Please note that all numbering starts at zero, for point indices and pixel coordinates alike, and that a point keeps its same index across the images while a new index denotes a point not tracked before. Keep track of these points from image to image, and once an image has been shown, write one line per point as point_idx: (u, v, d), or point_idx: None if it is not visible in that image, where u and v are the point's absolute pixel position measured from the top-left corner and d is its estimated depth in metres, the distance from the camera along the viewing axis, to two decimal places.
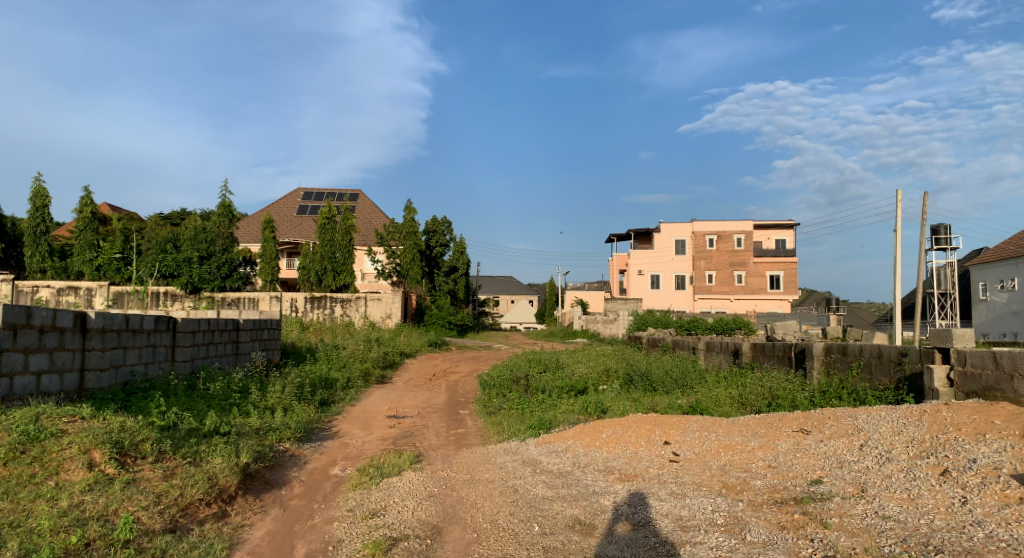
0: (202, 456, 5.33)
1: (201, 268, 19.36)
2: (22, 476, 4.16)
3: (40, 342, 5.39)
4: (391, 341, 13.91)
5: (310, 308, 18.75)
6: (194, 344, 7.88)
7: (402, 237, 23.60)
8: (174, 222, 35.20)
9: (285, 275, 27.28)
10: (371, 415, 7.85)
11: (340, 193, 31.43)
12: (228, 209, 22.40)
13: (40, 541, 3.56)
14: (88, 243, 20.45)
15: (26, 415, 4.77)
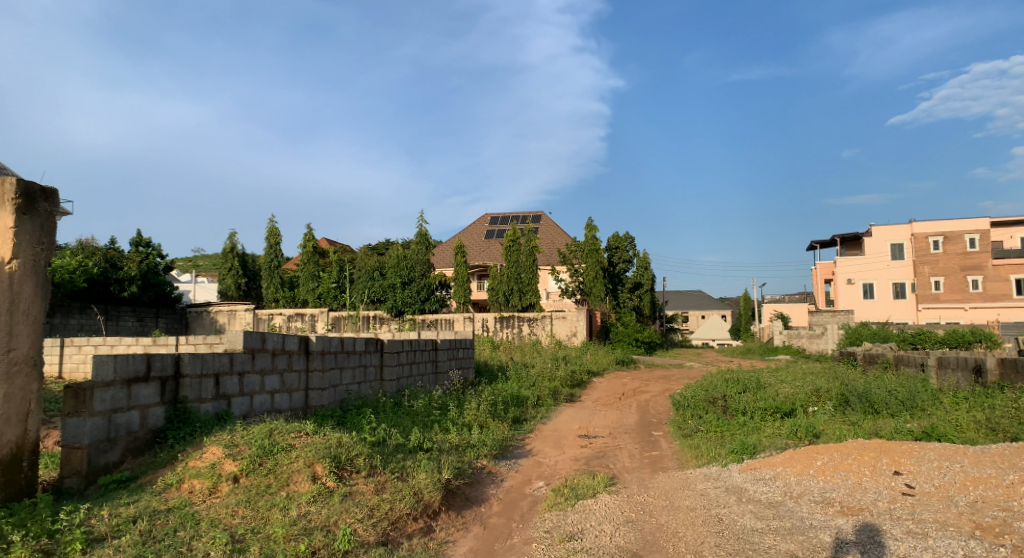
0: (408, 471, 5.67)
1: (404, 292, 21.08)
2: (261, 487, 4.90)
3: (272, 363, 6.30)
4: (578, 359, 14.04)
5: (500, 327, 19.57)
6: (399, 363, 8.50)
7: (585, 256, 23.77)
8: (380, 252, 38.97)
9: (476, 296, 28.86)
10: (563, 435, 7.89)
11: (524, 216, 32.80)
12: (425, 239, 23.62)
13: (276, 547, 4.28)
14: (311, 274, 23.28)
15: (262, 430, 5.51)
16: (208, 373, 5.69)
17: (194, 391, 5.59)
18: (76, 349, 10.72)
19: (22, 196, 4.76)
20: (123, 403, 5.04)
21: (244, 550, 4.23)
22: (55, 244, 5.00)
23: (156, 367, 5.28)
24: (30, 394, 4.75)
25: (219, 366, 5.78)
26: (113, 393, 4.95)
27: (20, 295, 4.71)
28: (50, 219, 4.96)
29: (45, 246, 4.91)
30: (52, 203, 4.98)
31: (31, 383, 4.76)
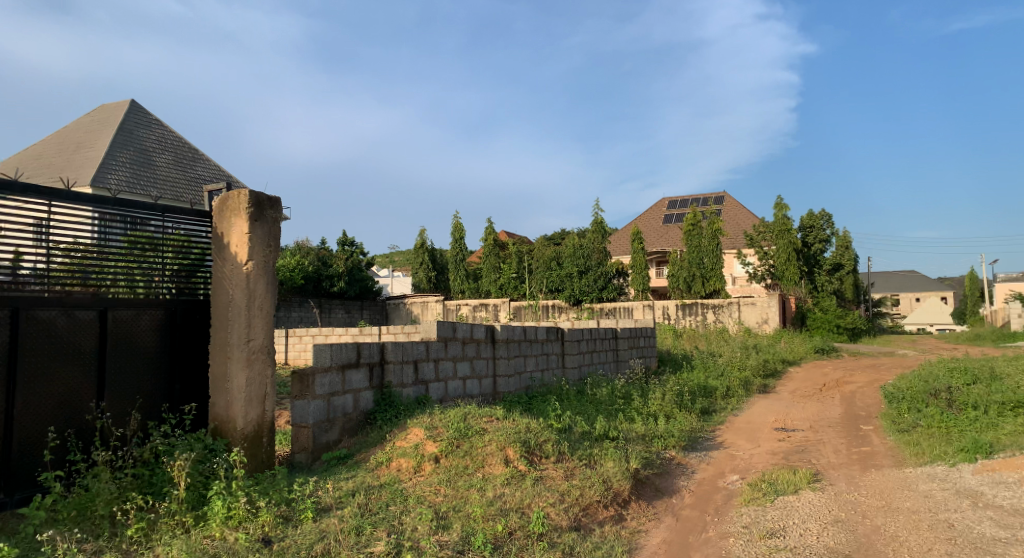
0: (596, 459, 5.71)
1: (581, 282, 21.62)
2: (459, 468, 5.22)
3: (463, 351, 6.68)
4: (771, 347, 13.29)
5: (682, 315, 19.36)
6: (580, 352, 8.60)
7: (774, 237, 22.55)
8: (557, 242, 39.91)
9: (654, 284, 28.61)
10: (757, 427, 7.50)
11: (704, 198, 32.00)
12: (601, 226, 23.82)
13: (476, 526, 4.52)
14: (493, 266, 24.24)
15: (458, 415, 5.87)
16: (408, 359, 6.18)
17: (396, 376, 6.09)
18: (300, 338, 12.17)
19: (253, 205, 5.44)
20: (340, 387, 5.60)
21: (448, 526, 4.52)
22: (280, 246, 5.66)
23: (364, 354, 5.81)
24: (266, 378, 5.45)
25: (417, 354, 6.25)
26: (332, 377, 5.53)
27: (255, 291, 5.41)
28: (276, 224, 5.62)
29: (272, 248, 5.59)
30: (277, 209, 5.64)
31: (267, 369, 5.45)
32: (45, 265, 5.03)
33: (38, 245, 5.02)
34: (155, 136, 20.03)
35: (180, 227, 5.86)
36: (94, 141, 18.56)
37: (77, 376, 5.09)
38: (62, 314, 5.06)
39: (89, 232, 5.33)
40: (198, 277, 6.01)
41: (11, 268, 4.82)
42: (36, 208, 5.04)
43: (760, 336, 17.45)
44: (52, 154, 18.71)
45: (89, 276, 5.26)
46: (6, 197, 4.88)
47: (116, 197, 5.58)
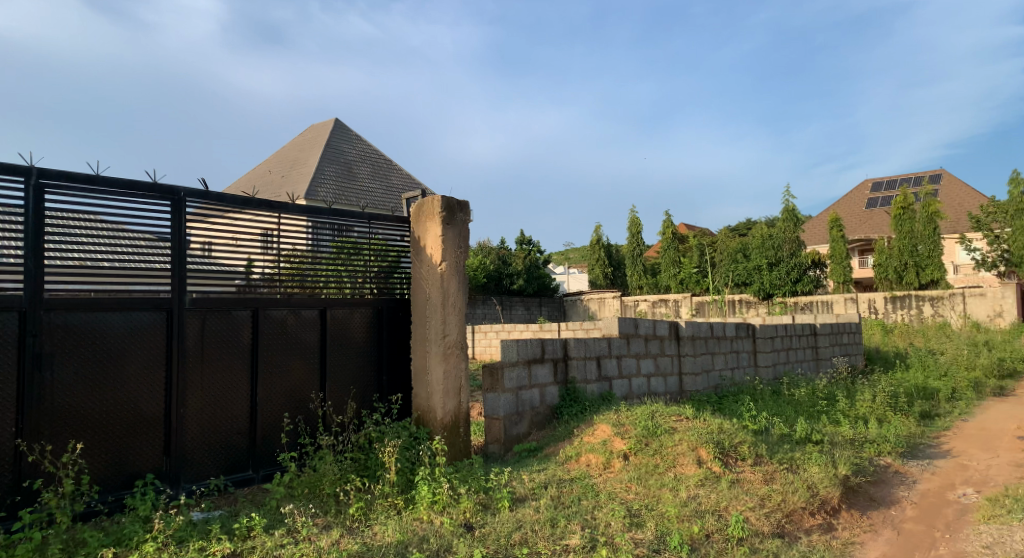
0: (798, 463, 5.36)
1: (772, 274, 20.54)
2: (650, 466, 5.16)
3: (646, 348, 6.60)
4: (1008, 344, 11.66)
5: (892, 309, 17.64)
6: (775, 349, 8.17)
7: (1009, 218, 19.93)
8: (741, 232, 38.63)
9: (858, 274, 26.96)
10: (994, 435, 6.61)
11: (918, 178, 29.46)
12: (793, 213, 22.38)
13: (671, 526, 4.42)
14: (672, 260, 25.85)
15: (646, 413, 5.80)
16: (591, 355, 6.22)
17: (580, 372, 6.15)
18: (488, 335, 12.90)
19: (445, 209, 5.78)
20: (527, 381, 5.78)
21: (641, 524, 4.47)
22: (470, 247, 5.96)
23: (548, 350, 5.94)
24: (460, 372, 5.79)
25: (600, 350, 6.27)
26: (519, 372, 5.72)
27: (449, 290, 5.76)
28: (466, 226, 5.92)
29: (462, 249, 5.90)
30: (465, 212, 5.93)
31: (460, 363, 5.81)
32: (271, 270, 5.73)
33: (265, 252, 5.72)
34: (356, 151, 22.15)
35: (380, 232, 6.41)
36: (306, 160, 21.03)
37: (304, 369, 5.86)
38: (290, 314, 5.82)
39: (305, 240, 5.94)
40: (395, 278, 6.53)
41: (246, 273, 5.59)
42: (261, 219, 5.73)
43: (991, 330, 15.35)
44: (272, 172, 21.71)
45: (305, 279, 5.92)
46: (243, 210, 5.64)
47: (329, 207, 6.23)
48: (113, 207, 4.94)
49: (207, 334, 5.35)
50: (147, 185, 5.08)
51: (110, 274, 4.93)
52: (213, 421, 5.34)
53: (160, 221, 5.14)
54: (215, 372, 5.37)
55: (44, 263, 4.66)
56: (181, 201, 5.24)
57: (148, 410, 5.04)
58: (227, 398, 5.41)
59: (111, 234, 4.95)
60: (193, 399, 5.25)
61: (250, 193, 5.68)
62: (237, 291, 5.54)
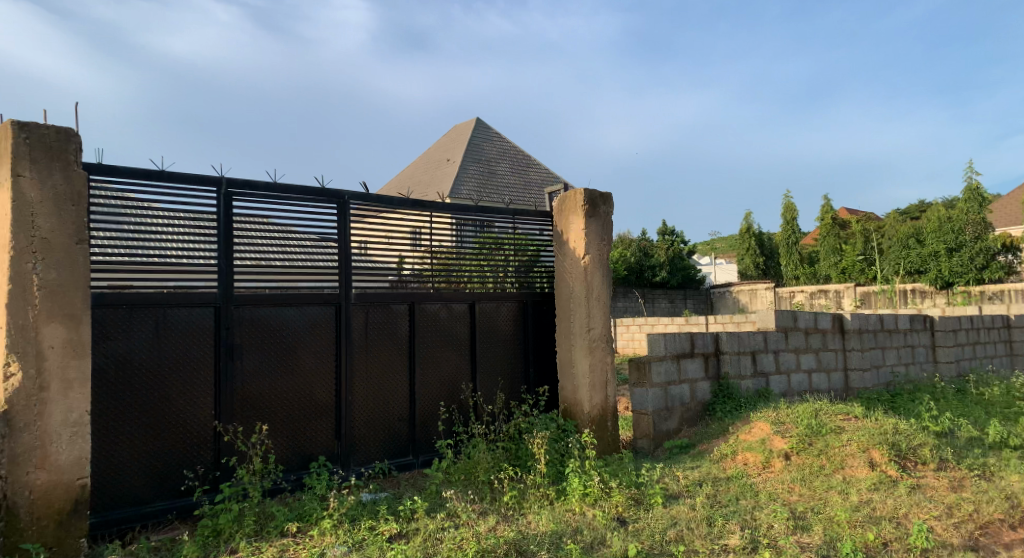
0: (993, 472, 4.85)
1: (952, 260, 18.61)
2: (814, 467, 4.87)
3: (807, 342, 6.30)
4: None
5: None
6: (958, 344, 7.58)
7: None
8: (914, 214, 35.34)
9: None
10: None
11: None
12: (978, 191, 20.09)
13: (842, 531, 4.11)
14: (832, 248, 24.60)
15: (808, 411, 5.52)
16: (745, 350, 5.98)
17: (734, 368, 5.93)
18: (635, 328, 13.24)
19: (588, 202, 5.75)
20: (676, 376, 5.65)
21: (808, 528, 4.21)
22: (613, 239, 5.88)
23: (699, 344, 5.76)
24: (607, 365, 5.75)
25: (755, 345, 6.03)
26: (667, 367, 5.60)
27: (593, 283, 5.72)
28: (609, 219, 5.86)
29: (606, 241, 5.85)
30: (609, 204, 5.87)
31: (606, 356, 5.76)
32: (420, 266, 6.17)
33: (415, 248, 6.15)
34: (496, 148, 22.93)
35: (522, 228, 6.71)
36: (450, 157, 22.07)
37: (456, 361, 6.27)
38: (443, 308, 6.26)
39: (451, 236, 6.38)
40: (536, 271, 6.80)
41: (398, 270, 6.05)
42: (411, 218, 6.18)
43: None
44: (421, 173, 23.10)
45: (451, 274, 6.33)
46: (398, 210, 6.09)
47: (476, 206, 6.61)
48: (289, 211, 5.52)
49: (370, 327, 5.88)
50: (316, 190, 5.66)
51: (284, 271, 5.52)
52: (378, 407, 5.83)
53: (327, 222, 5.71)
54: (377, 363, 5.89)
55: (234, 263, 5.31)
56: (345, 203, 5.78)
57: (322, 397, 5.62)
58: (389, 387, 5.91)
59: (282, 235, 5.51)
60: (359, 387, 5.77)
61: (404, 194, 6.16)
62: (390, 286, 6.01)
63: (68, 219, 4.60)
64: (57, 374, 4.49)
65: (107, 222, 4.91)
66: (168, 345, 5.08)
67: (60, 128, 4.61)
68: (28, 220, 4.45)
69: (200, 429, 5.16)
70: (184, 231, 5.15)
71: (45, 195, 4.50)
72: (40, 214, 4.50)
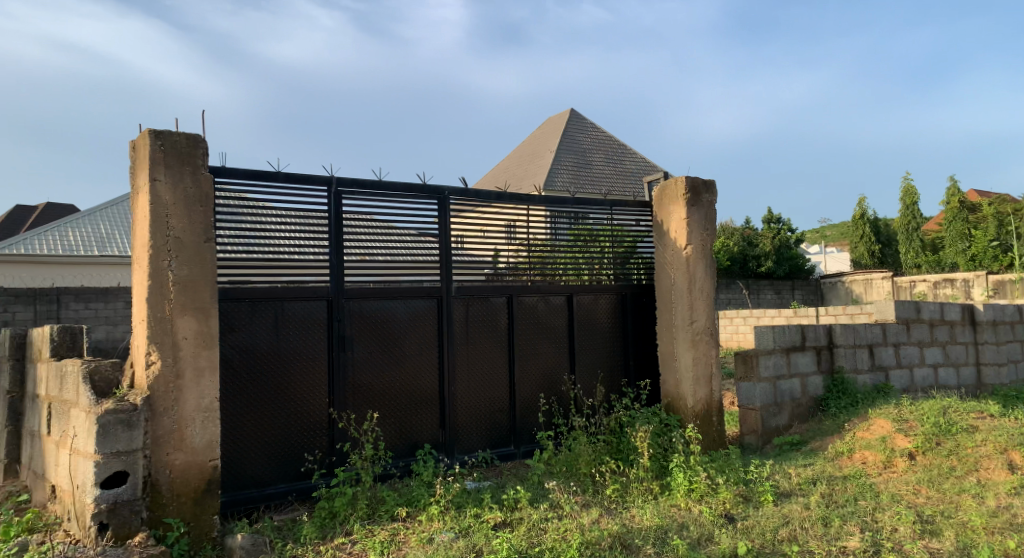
0: None
1: None
2: (943, 468, 4.56)
3: (931, 335, 6.19)
4: None
5: None
6: None
7: None
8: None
9: None
10: None
11: None
12: None
13: (977, 538, 3.81)
14: (959, 234, 23.01)
15: (934, 408, 5.22)
16: (861, 344, 5.79)
17: (850, 362, 5.76)
18: (742, 319, 12.88)
19: (690, 190, 5.60)
20: (786, 371, 5.47)
21: (938, 533, 3.93)
22: (717, 229, 5.71)
23: (810, 337, 5.58)
24: (711, 359, 5.60)
25: (872, 338, 5.85)
26: (776, 360, 5.42)
27: (696, 275, 5.59)
28: (712, 207, 5.69)
29: (709, 231, 5.68)
30: (712, 192, 5.70)
31: (711, 349, 5.61)
32: (514, 259, 6.24)
33: (509, 242, 6.23)
34: (590, 138, 22.85)
35: (621, 220, 6.62)
36: (544, 149, 22.21)
37: (555, 353, 6.33)
38: (542, 300, 6.32)
39: (546, 228, 6.43)
40: (632, 263, 6.72)
41: (493, 263, 6.14)
42: (507, 211, 6.24)
43: None
44: (515, 166, 23.43)
45: (546, 267, 6.36)
46: (495, 203, 6.17)
47: (573, 197, 6.59)
48: (393, 207, 5.72)
49: (471, 320, 6.02)
50: (418, 187, 5.83)
51: (386, 265, 5.71)
52: (480, 398, 5.98)
53: (428, 218, 5.87)
54: (478, 354, 6.02)
55: (343, 259, 5.55)
56: (445, 199, 5.92)
57: (427, 386, 5.81)
58: (491, 378, 6.05)
59: (383, 231, 5.71)
60: (462, 377, 5.93)
61: (501, 188, 6.23)
62: (486, 279, 6.11)
63: (197, 220, 4.94)
64: (190, 362, 4.85)
65: (230, 221, 5.25)
66: (286, 337, 5.38)
67: (189, 134, 4.95)
68: (163, 220, 4.81)
69: (315, 416, 5.44)
70: (294, 227, 5.42)
71: (178, 198, 4.85)
72: (173, 215, 4.85)
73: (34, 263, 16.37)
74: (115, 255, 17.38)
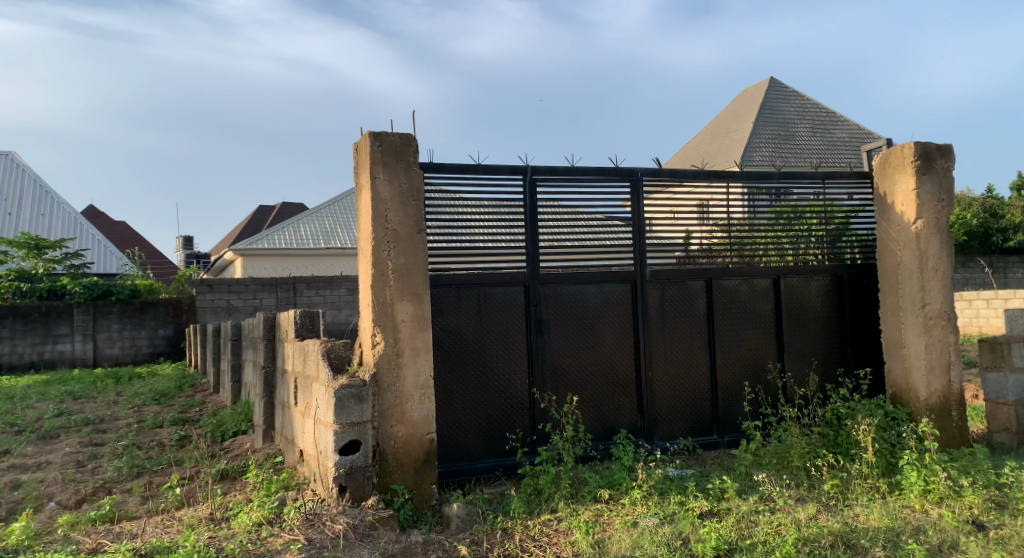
0: None
1: None
2: None
3: None
4: None
5: None
6: None
7: None
8: None
9: None
10: None
11: None
12: None
13: None
14: None
15: None
16: None
17: None
18: (985, 302, 11.52)
19: (921, 156, 4.99)
20: None
21: None
22: (954, 198, 5.06)
23: None
24: (949, 346, 4.98)
25: None
26: None
27: (929, 252, 4.99)
28: (949, 173, 5.03)
29: (945, 201, 5.04)
30: (948, 157, 5.03)
31: (948, 335, 4.99)
32: (708, 240, 6.01)
33: (702, 223, 6.00)
34: (794, 107, 21.45)
35: (835, 196, 6.15)
36: (741, 124, 21.20)
37: (760, 339, 6.03)
38: (744, 283, 6.03)
39: (743, 206, 6.13)
40: (843, 240, 6.19)
41: (684, 246, 5.96)
42: (702, 190, 6.01)
43: None
44: (709, 142, 22.76)
45: (744, 248, 6.07)
46: (692, 182, 5.96)
47: (777, 172, 6.20)
48: (585, 191, 5.73)
49: (667, 304, 5.90)
50: (610, 169, 5.79)
51: (577, 250, 5.76)
52: (680, 384, 5.87)
53: (622, 200, 5.82)
54: (677, 339, 5.89)
55: (539, 245, 5.69)
56: (638, 180, 5.82)
57: (625, 371, 5.80)
58: (690, 364, 5.90)
59: (570, 215, 5.74)
60: (660, 363, 5.85)
61: (698, 167, 6.01)
62: (677, 262, 5.94)
63: (411, 213, 5.31)
64: (408, 343, 5.25)
65: (436, 211, 5.61)
66: (489, 320, 5.64)
67: (402, 133, 5.33)
68: (382, 214, 5.23)
69: (518, 397, 5.67)
70: (487, 214, 5.64)
71: (394, 193, 5.25)
72: (390, 209, 5.27)
73: (276, 255, 18.96)
74: (336, 247, 19.54)
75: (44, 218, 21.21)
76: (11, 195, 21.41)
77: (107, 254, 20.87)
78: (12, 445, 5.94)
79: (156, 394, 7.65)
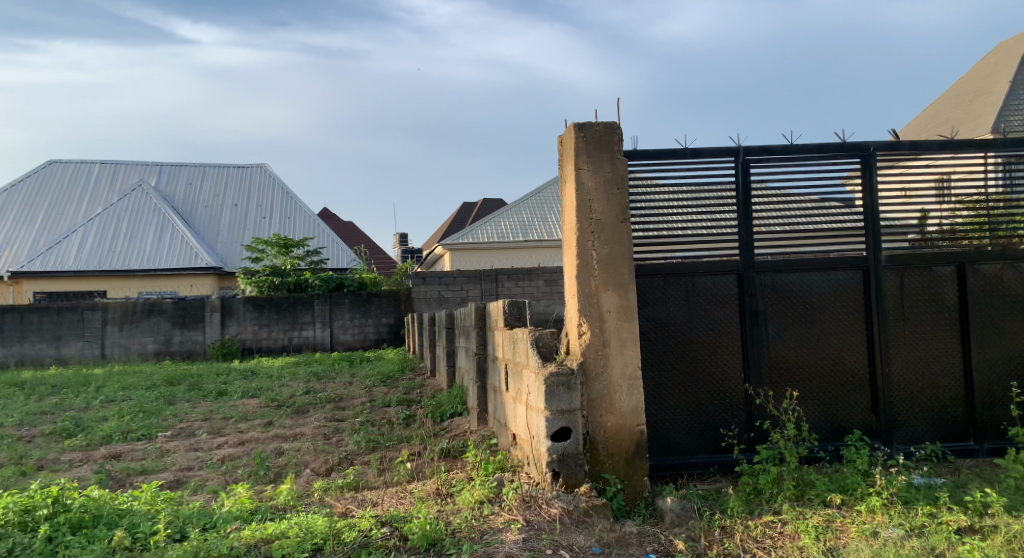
0: None
1: None
2: None
3: None
4: None
5: None
6: None
7: None
8: None
9: None
10: None
11: None
12: None
13: None
14: None
15: None
16: None
17: None
18: None
19: None
20: None
21: None
22: None
23: None
24: None
25: None
26: None
27: None
28: None
29: None
30: None
31: None
32: (950, 222, 5.29)
33: (942, 201, 5.29)
34: None
35: None
36: (994, 86, 18.49)
37: None
38: (1007, 266, 5.30)
39: (995, 180, 5.38)
40: None
41: (920, 228, 5.29)
42: (944, 162, 5.31)
43: None
44: (951, 110, 20.16)
45: (1000, 228, 5.31)
46: (937, 154, 5.28)
47: None
48: (806, 171, 5.30)
49: (908, 292, 5.28)
50: (836, 145, 5.30)
51: (791, 236, 5.33)
52: (924, 381, 5.25)
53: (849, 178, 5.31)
54: (922, 331, 5.26)
55: (751, 230, 5.35)
56: (870, 155, 5.27)
57: (856, 367, 5.29)
58: (937, 360, 5.25)
59: (782, 197, 5.35)
60: (899, 358, 5.25)
61: (945, 136, 5.33)
62: (912, 245, 5.30)
63: (615, 201, 5.21)
64: (615, 333, 5.20)
65: (638, 200, 5.49)
66: (698, 310, 5.42)
67: (607, 122, 5.26)
68: (587, 205, 5.21)
69: (733, 391, 5.40)
70: (691, 201, 5.43)
71: (598, 182, 5.20)
72: (595, 199, 5.21)
73: (480, 250, 20.13)
74: (532, 240, 20.26)
75: (291, 220, 24.32)
76: (269, 201, 25.02)
77: (339, 251, 22.86)
78: (274, 417, 6.88)
79: (383, 376, 8.43)
